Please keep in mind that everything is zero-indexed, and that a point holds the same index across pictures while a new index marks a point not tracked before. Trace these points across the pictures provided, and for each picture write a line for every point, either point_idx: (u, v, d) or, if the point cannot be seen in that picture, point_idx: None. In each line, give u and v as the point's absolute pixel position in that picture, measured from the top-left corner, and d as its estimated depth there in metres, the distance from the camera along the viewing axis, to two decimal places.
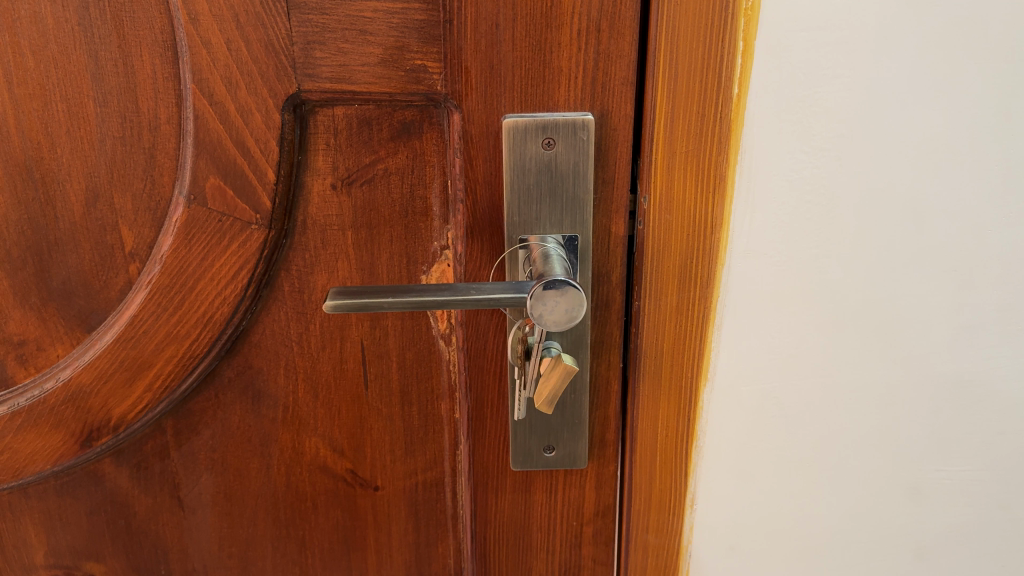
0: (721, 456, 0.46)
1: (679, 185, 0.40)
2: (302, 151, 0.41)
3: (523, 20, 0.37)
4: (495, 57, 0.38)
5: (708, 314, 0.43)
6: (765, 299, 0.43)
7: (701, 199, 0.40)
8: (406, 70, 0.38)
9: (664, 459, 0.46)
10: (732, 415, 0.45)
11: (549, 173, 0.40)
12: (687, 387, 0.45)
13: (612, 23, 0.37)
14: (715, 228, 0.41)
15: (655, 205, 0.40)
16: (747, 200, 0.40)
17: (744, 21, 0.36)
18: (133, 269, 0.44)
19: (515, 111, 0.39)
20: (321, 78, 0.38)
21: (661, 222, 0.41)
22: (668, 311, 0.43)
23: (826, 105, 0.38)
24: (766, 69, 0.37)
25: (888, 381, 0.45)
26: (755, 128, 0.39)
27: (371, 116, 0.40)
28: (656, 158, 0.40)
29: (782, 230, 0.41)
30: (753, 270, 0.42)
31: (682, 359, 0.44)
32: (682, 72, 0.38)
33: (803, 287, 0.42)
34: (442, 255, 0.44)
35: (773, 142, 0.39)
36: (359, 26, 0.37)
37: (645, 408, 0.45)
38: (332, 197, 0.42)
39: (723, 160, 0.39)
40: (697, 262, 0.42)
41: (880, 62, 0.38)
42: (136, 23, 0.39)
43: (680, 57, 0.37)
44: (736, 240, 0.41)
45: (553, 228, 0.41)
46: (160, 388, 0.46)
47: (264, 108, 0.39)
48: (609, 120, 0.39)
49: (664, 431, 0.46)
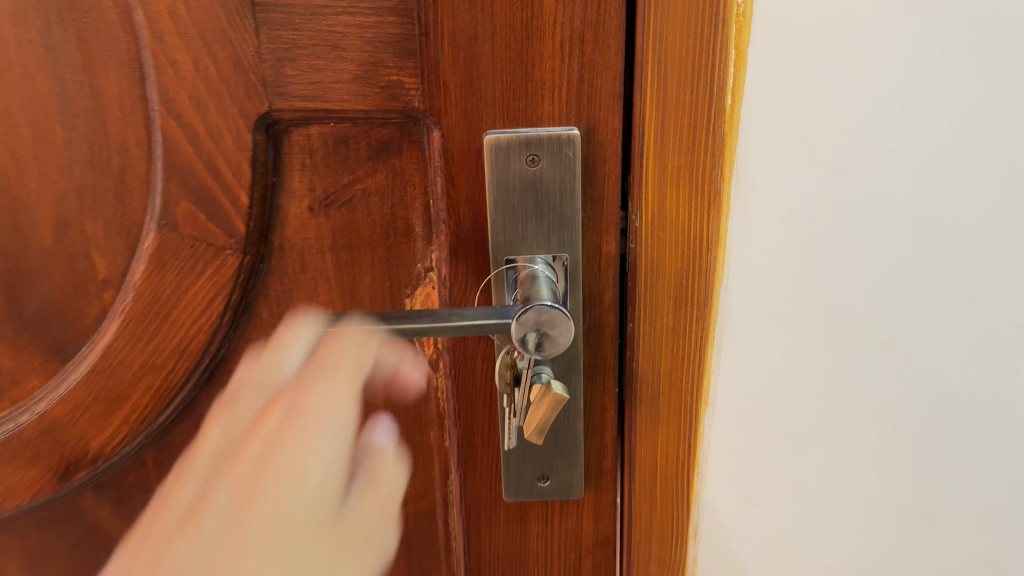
0: (725, 482, 0.44)
1: (672, 202, 0.37)
2: (276, 172, 0.39)
3: (503, 31, 0.35)
4: (475, 71, 0.36)
5: (708, 335, 0.40)
6: (766, 319, 0.40)
7: (697, 216, 0.38)
8: (382, 86, 0.37)
9: (665, 490, 0.44)
10: (735, 440, 0.43)
11: (534, 191, 0.38)
12: (687, 412, 0.42)
13: (597, 32, 0.35)
14: (712, 245, 0.38)
15: (648, 222, 0.38)
16: (745, 215, 0.38)
17: (737, 27, 0.34)
18: (106, 297, 0.42)
19: (497, 126, 0.37)
20: (293, 96, 0.37)
21: (654, 240, 0.38)
22: (665, 334, 0.40)
23: (825, 114, 0.36)
24: (761, 77, 0.35)
25: (899, 401, 0.42)
26: (750, 141, 0.37)
27: (347, 135, 0.38)
28: (647, 172, 0.37)
29: (781, 246, 0.39)
30: (752, 288, 0.40)
31: (681, 384, 0.41)
32: (672, 82, 0.35)
33: (806, 306, 0.40)
34: (426, 277, 0.42)
35: (770, 153, 0.37)
36: (331, 41, 0.35)
37: (644, 435, 0.43)
38: (309, 219, 0.40)
39: (718, 173, 0.37)
40: (695, 281, 0.39)
41: (882, 67, 0.36)
42: (101, 43, 0.37)
43: (670, 66, 0.35)
44: (734, 257, 0.39)
45: (540, 248, 0.39)
46: (137, 420, 0.44)
47: (235, 128, 0.37)
48: (597, 135, 0.38)
49: (665, 460, 0.43)
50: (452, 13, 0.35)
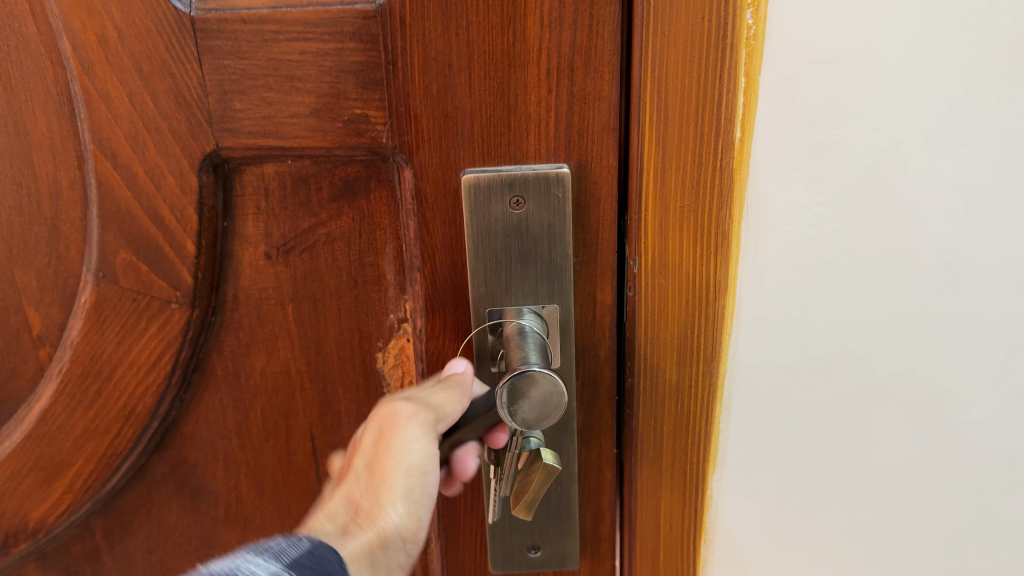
0: (737, 554, 0.39)
1: (674, 245, 0.34)
2: (228, 217, 0.35)
3: (482, 59, 0.31)
4: (451, 103, 0.32)
5: (714, 393, 0.36)
6: (780, 377, 0.35)
7: (701, 261, 0.33)
8: (344, 121, 0.32)
9: (670, 556, 0.40)
10: (748, 509, 0.38)
11: (518, 236, 0.33)
12: (693, 474, 0.38)
13: (588, 58, 0.31)
14: (719, 293, 0.34)
15: (648, 268, 0.34)
16: (757, 262, 0.33)
17: (746, 52, 0.30)
18: (43, 354, 0.38)
19: (476, 164, 0.33)
20: (243, 133, 0.32)
21: (655, 288, 0.34)
22: (668, 389, 0.36)
23: (852, 146, 0.31)
24: (774, 108, 0.30)
25: (934, 467, 0.37)
26: (763, 178, 0.32)
27: (307, 173, 0.34)
28: (645, 213, 0.33)
29: (799, 296, 0.34)
30: (765, 342, 0.35)
31: (685, 443, 0.37)
32: (673, 115, 0.31)
33: (827, 363, 0.35)
34: (400, 329, 0.37)
35: (786, 192, 0.32)
36: (286, 71, 0.31)
37: (645, 497, 0.39)
38: (266, 267, 0.36)
39: (726, 215, 0.33)
40: (700, 332, 0.35)
41: (919, 93, 0.30)
42: (25, 75, 0.33)
43: (670, 96, 0.31)
44: (745, 308, 0.34)
45: (527, 299, 0.35)
46: (81, 489, 0.40)
47: (178, 168, 0.33)
48: (589, 172, 0.33)
49: (669, 524, 0.39)
50: (422, 37, 0.31)
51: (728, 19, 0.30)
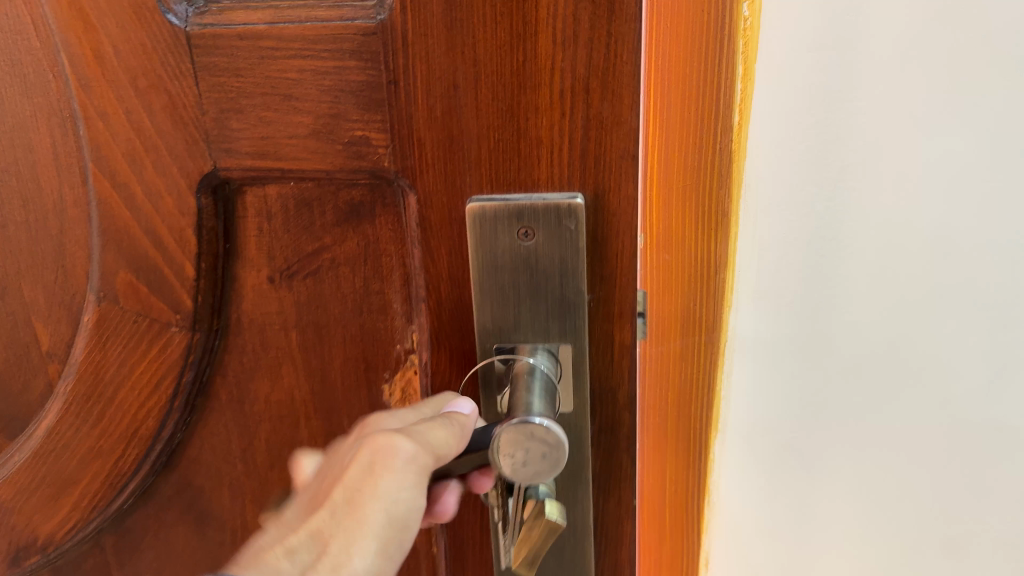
0: (736, 513, 0.42)
1: (676, 226, 0.36)
2: (230, 239, 0.34)
3: (489, 79, 0.29)
4: (457, 126, 0.30)
5: (712, 362, 0.38)
6: (776, 340, 0.38)
7: (702, 238, 0.36)
8: (345, 143, 0.30)
9: (675, 521, 0.42)
10: (747, 469, 0.41)
11: (527, 270, 0.31)
12: (698, 443, 0.40)
13: (605, 80, 0.28)
14: (718, 269, 0.36)
15: (653, 244, 0.36)
16: (755, 235, 0.36)
17: (743, 42, 0.32)
18: (53, 370, 0.37)
19: (483, 192, 0.31)
20: (241, 154, 0.31)
21: (660, 262, 0.36)
22: (673, 345, 0.38)
23: (843, 127, 0.33)
24: (767, 95, 0.33)
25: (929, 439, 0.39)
26: (759, 157, 0.34)
27: (311, 197, 0.32)
28: (652, 192, 0.35)
29: (794, 269, 0.36)
30: (763, 311, 0.38)
31: (689, 412, 0.39)
32: (676, 100, 0.33)
33: (820, 336, 0.38)
34: (407, 360, 0.35)
35: (781, 172, 0.35)
36: (284, 91, 0.29)
37: (650, 467, 0.41)
38: (269, 291, 0.34)
39: (725, 195, 0.35)
40: (702, 309, 0.37)
41: (908, 84, 0.32)
42: (28, 89, 0.32)
43: (672, 79, 0.33)
44: (744, 282, 0.37)
45: (538, 338, 0.32)
46: (88, 506, 0.39)
47: (176, 189, 0.32)
48: (606, 202, 0.30)
49: (672, 489, 0.41)
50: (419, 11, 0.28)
51: (726, 9, 0.32)
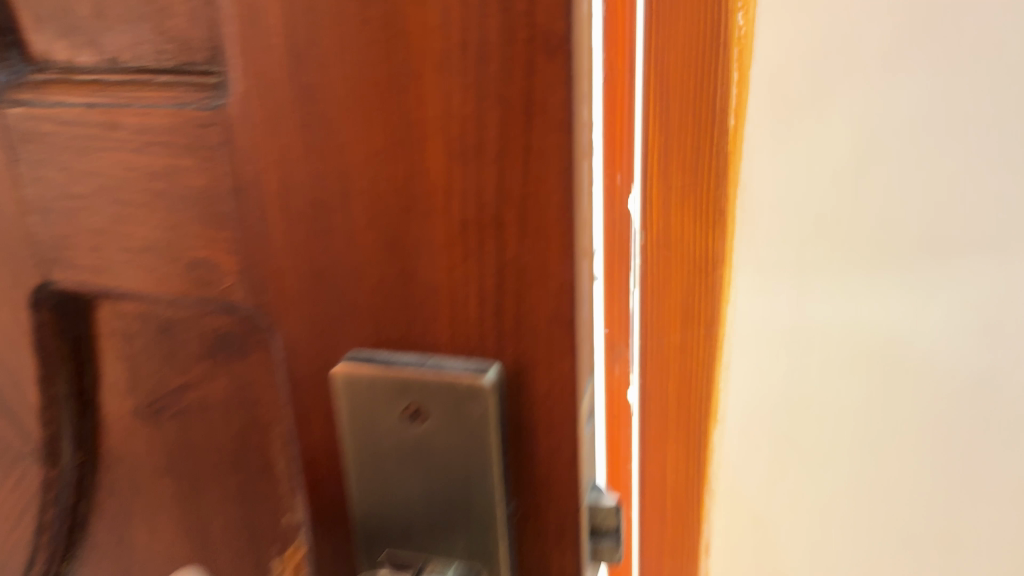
0: (735, 480, 0.48)
1: (676, 226, 0.38)
2: (91, 355, 0.27)
3: (362, 200, 0.20)
4: (324, 258, 0.21)
5: (713, 351, 0.41)
6: (770, 321, 0.43)
7: (702, 237, 0.38)
8: (186, 265, 0.22)
9: (675, 497, 0.46)
10: (747, 442, 0.47)
11: (419, 459, 0.22)
12: (698, 428, 0.44)
13: (522, 213, 0.19)
14: (715, 266, 0.39)
15: (652, 240, 0.38)
16: (750, 241, 0.41)
17: (739, 50, 0.35)
18: None
19: (362, 347, 0.22)
20: (75, 268, 0.24)
21: (658, 261, 0.39)
22: (672, 338, 0.41)
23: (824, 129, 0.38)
24: (760, 101, 0.37)
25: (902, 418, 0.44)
26: (756, 172, 0.39)
27: (170, 321, 0.25)
28: (650, 192, 0.37)
29: (780, 257, 0.41)
30: (759, 316, 0.43)
31: (691, 399, 0.43)
32: (673, 107, 0.35)
33: (807, 330, 0.43)
34: (295, 539, 0.26)
35: (770, 173, 0.39)
36: (112, 194, 0.22)
37: (653, 453, 0.44)
38: (136, 426, 0.27)
39: (723, 193, 0.38)
40: (698, 305, 0.40)
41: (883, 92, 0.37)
42: None
43: (671, 88, 0.35)
44: (741, 266, 0.42)
45: (437, 553, 0.23)
46: None
47: (12, 302, 0.25)
48: (531, 384, 0.21)
49: (674, 471, 0.45)
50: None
51: (726, 25, 0.35)
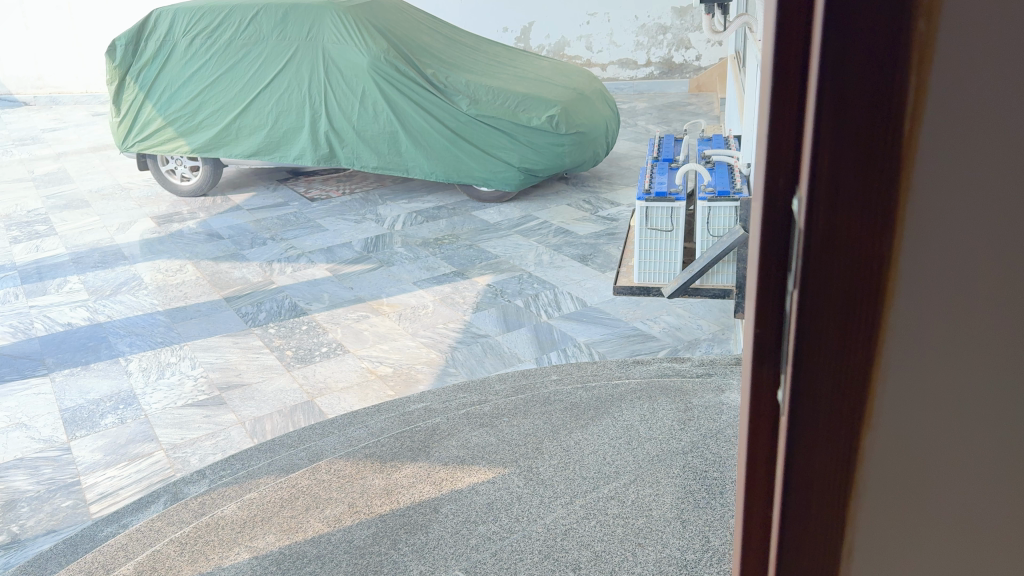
0: (881, 433, 0.59)
1: (851, 215, 0.52)
2: None
3: None
4: None
5: (876, 321, 0.56)
6: (919, 299, 0.56)
7: (870, 226, 0.53)
8: None
9: (827, 436, 0.58)
10: (897, 401, 0.58)
11: None
12: (853, 372, 0.57)
13: None
14: (884, 248, 0.54)
15: (837, 218, 0.52)
16: (911, 244, 0.55)
17: (914, 98, 0.51)
18: None
19: None
20: None
21: (838, 236, 0.53)
22: (843, 301, 0.54)
23: (957, 151, 0.53)
24: (925, 138, 0.53)
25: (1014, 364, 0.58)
26: (915, 188, 0.53)
27: None
28: (841, 190, 0.52)
29: (925, 256, 0.55)
30: (912, 296, 0.56)
31: (848, 350, 0.56)
32: (860, 127, 0.51)
33: (942, 302, 0.56)
34: None
35: (929, 193, 0.54)
36: None
37: (809, 388, 0.57)
38: None
39: (894, 198, 0.53)
40: (872, 276, 0.54)
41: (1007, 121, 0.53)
42: None
43: (861, 113, 0.50)
44: (903, 262, 0.55)
45: None
46: None
47: None
48: None
49: (826, 412, 0.58)
50: None
51: (908, 80, 0.51)
